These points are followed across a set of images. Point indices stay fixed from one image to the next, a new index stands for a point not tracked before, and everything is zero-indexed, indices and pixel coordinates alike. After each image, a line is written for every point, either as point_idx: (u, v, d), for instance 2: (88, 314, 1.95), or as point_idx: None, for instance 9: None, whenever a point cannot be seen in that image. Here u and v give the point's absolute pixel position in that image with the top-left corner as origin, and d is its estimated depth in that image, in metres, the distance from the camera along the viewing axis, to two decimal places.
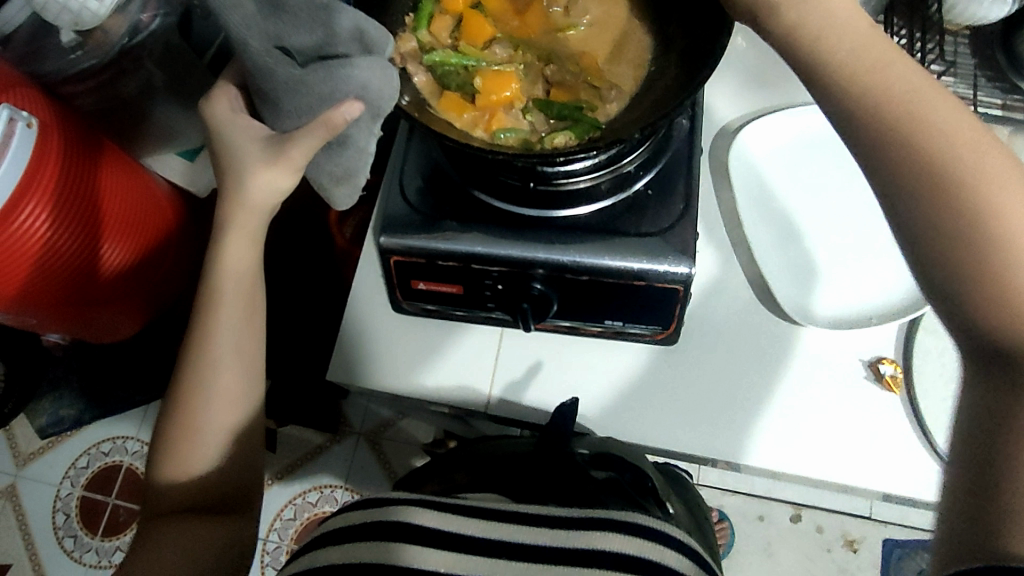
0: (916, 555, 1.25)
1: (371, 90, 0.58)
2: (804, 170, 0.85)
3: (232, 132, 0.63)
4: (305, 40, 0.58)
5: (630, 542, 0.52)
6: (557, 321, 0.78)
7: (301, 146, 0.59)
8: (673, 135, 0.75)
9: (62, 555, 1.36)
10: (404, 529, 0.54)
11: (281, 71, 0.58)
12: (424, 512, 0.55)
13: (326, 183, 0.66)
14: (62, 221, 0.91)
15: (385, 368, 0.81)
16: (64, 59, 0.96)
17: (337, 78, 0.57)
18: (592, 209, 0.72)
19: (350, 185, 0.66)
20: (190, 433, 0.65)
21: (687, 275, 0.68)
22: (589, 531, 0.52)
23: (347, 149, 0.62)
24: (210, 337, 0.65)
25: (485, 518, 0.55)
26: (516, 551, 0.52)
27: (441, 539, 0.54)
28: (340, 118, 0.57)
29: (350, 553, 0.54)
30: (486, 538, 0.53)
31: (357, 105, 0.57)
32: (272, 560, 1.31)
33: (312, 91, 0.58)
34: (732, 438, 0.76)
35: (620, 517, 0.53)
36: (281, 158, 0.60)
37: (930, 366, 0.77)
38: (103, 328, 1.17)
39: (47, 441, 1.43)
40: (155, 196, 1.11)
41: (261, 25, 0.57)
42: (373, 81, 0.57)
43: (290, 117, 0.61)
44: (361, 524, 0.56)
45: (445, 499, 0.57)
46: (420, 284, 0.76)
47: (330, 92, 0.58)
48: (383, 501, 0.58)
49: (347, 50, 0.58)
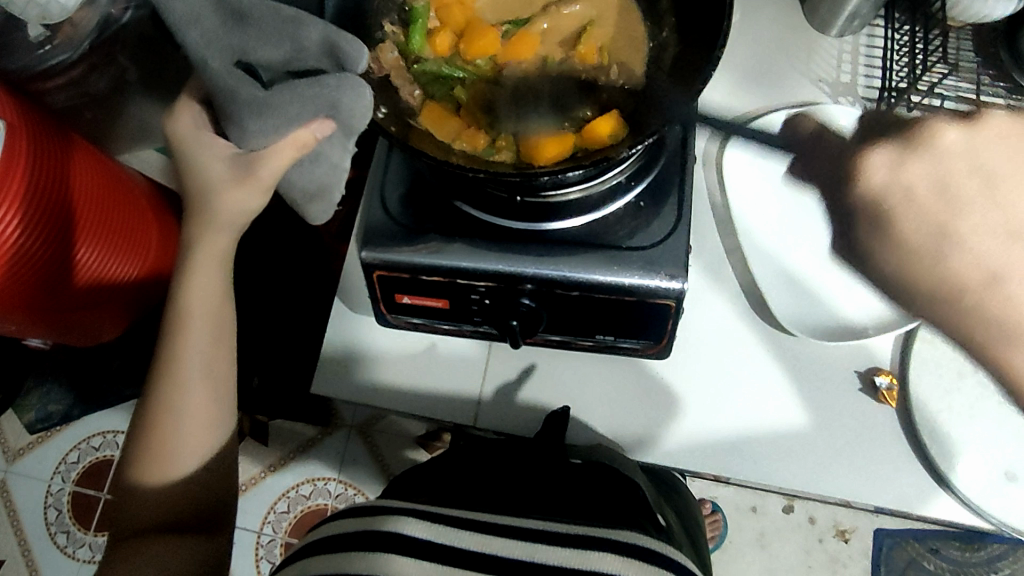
0: (906, 543, 1.27)
1: (343, 108, 0.55)
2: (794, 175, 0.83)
3: (198, 152, 0.60)
4: (273, 55, 0.56)
5: (625, 562, 0.51)
6: (547, 335, 0.76)
7: (272, 166, 0.57)
8: (666, 143, 0.72)
9: (55, 550, 1.36)
10: (390, 538, 0.53)
11: (244, 92, 0.55)
12: (412, 521, 0.54)
13: (300, 199, 0.64)
14: (33, 224, 0.88)
15: (371, 381, 0.79)
16: (32, 55, 0.92)
17: (305, 97, 0.55)
18: (582, 221, 0.70)
19: (324, 201, 0.63)
20: (160, 454, 0.63)
21: (680, 290, 0.66)
22: (584, 549, 0.51)
23: (320, 165, 0.60)
24: (180, 360, 0.63)
25: (475, 529, 0.53)
26: (507, 565, 0.51)
27: (428, 549, 0.52)
28: (311, 136, 0.56)
29: (336, 564, 0.54)
30: (472, 548, 0.52)
31: (328, 124, 0.55)
32: (266, 553, 1.31)
33: (281, 113, 0.55)
34: (727, 451, 0.74)
35: (616, 537, 0.52)
36: (250, 179, 0.58)
37: (930, 376, 0.74)
38: (85, 330, 1.15)
39: (36, 437, 1.41)
40: (132, 195, 1.08)
41: (224, 38, 0.55)
42: (345, 98, 0.54)
43: (255, 137, 0.57)
44: (348, 534, 0.55)
45: (436, 509, 0.56)
46: (405, 297, 0.74)
47: (297, 112, 0.55)
48: (373, 510, 0.56)
49: (318, 66, 0.56)
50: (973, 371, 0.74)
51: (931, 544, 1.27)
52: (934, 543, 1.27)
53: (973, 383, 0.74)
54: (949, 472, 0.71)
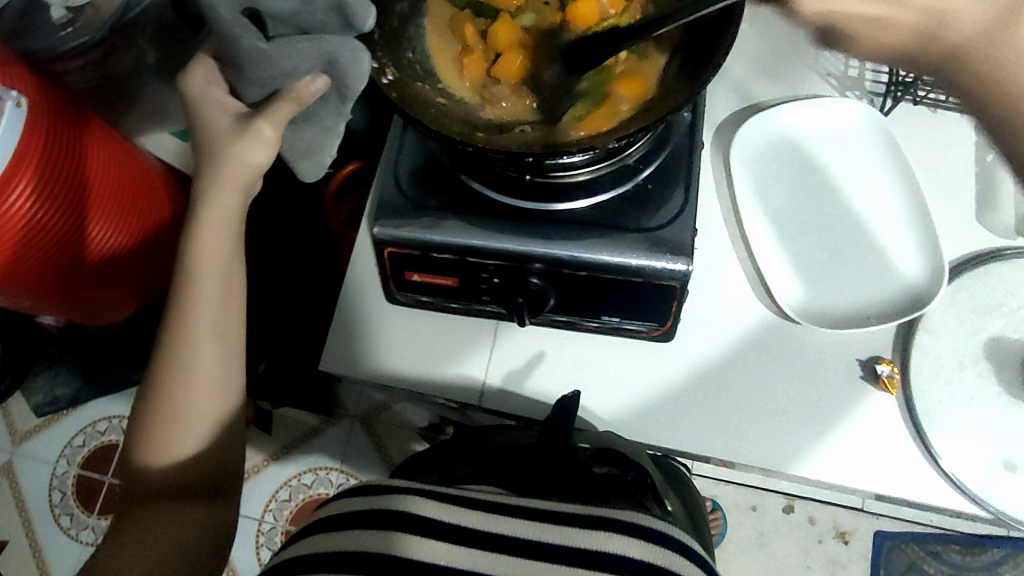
0: (906, 546, 1.27)
1: (340, 65, 0.58)
2: (796, 169, 0.84)
3: (208, 109, 0.62)
4: (279, 4, 0.59)
5: (631, 543, 0.51)
6: (553, 315, 0.77)
7: (274, 119, 0.60)
8: (674, 130, 0.74)
9: (59, 532, 1.36)
10: (401, 518, 0.53)
11: (248, 41, 0.59)
12: (424, 501, 0.55)
13: (290, 155, 0.66)
14: (50, 200, 0.90)
15: (377, 361, 0.80)
16: (53, 37, 0.93)
17: (304, 51, 0.58)
18: (591, 202, 0.71)
19: (312, 160, 0.66)
20: (167, 418, 0.64)
21: (685, 272, 0.68)
22: (592, 530, 0.52)
23: (312, 125, 0.63)
24: (188, 320, 0.64)
25: (484, 509, 0.54)
26: (514, 547, 0.51)
27: (440, 529, 0.53)
28: (306, 90, 0.58)
29: (346, 540, 0.53)
30: (484, 530, 0.52)
31: (323, 79, 0.58)
32: (266, 541, 1.31)
33: (277, 65, 0.59)
34: (727, 436, 0.75)
35: (623, 518, 0.53)
36: (251, 132, 0.60)
37: (929, 366, 0.76)
38: (97, 310, 1.16)
39: (42, 420, 1.42)
40: (145, 172, 1.09)
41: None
42: (342, 57, 0.58)
43: (254, 85, 0.61)
44: (355, 513, 0.55)
45: (444, 488, 0.57)
46: (415, 275, 0.75)
47: (294, 67, 0.59)
48: (379, 489, 0.57)
49: (325, 20, 0.59)
50: (973, 363, 0.76)
51: (931, 548, 1.27)
52: (934, 546, 1.27)
53: (973, 375, 0.76)
54: (947, 462, 0.72)
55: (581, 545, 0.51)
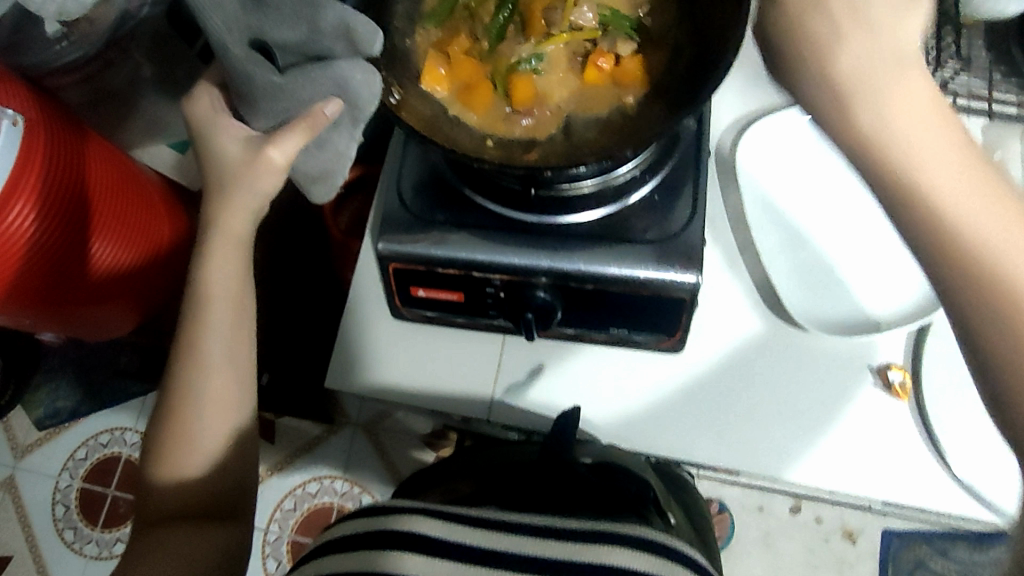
0: (914, 545, 1.26)
1: (351, 89, 0.57)
2: (794, 182, 0.83)
3: (217, 138, 0.61)
4: (289, 36, 0.57)
5: (635, 556, 0.49)
6: (561, 328, 0.76)
7: (284, 148, 0.59)
8: (680, 139, 0.74)
9: (63, 547, 1.35)
10: (400, 538, 0.51)
11: (260, 77, 0.57)
12: (425, 519, 0.52)
13: (301, 181, 0.66)
14: (50, 217, 0.88)
15: (381, 377, 0.79)
16: (48, 51, 0.92)
17: (317, 81, 0.57)
18: (597, 215, 0.70)
19: (326, 183, 0.66)
20: (181, 441, 0.63)
21: (695, 284, 0.67)
22: (595, 543, 0.49)
23: (325, 152, 0.62)
24: (199, 344, 0.63)
25: (490, 528, 0.51)
26: (519, 564, 0.49)
27: (439, 549, 0.50)
28: (321, 115, 0.57)
29: (346, 562, 0.51)
30: (482, 547, 0.50)
31: (337, 104, 0.57)
32: (272, 551, 1.29)
33: (292, 97, 0.58)
34: (737, 444, 0.74)
35: (624, 530, 0.51)
36: (262, 160, 0.59)
37: (942, 372, 0.75)
38: (98, 324, 1.15)
39: (44, 434, 1.41)
40: (146, 187, 1.08)
41: (242, 20, 0.57)
42: (354, 82, 0.57)
43: (268, 115, 0.60)
44: (356, 534, 0.53)
45: (445, 507, 0.54)
46: (420, 291, 0.75)
47: (308, 98, 0.58)
48: (381, 509, 0.54)
49: (332, 47, 0.57)
50: None
51: (939, 545, 1.27)
52: (942, 544, 1.27)
53: None
54: (960, 467, 0.72)
55: (586, 558, 0.49)
